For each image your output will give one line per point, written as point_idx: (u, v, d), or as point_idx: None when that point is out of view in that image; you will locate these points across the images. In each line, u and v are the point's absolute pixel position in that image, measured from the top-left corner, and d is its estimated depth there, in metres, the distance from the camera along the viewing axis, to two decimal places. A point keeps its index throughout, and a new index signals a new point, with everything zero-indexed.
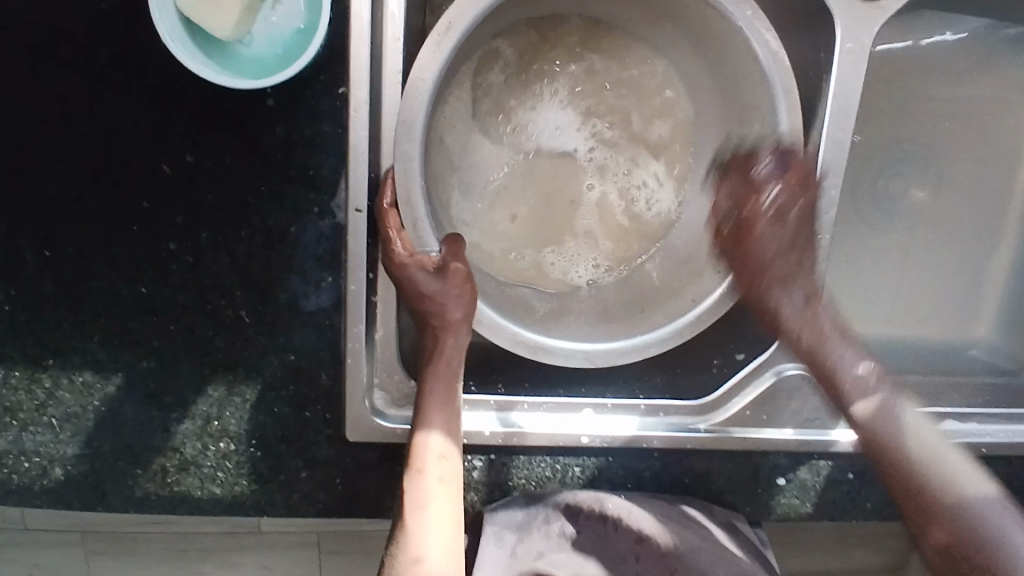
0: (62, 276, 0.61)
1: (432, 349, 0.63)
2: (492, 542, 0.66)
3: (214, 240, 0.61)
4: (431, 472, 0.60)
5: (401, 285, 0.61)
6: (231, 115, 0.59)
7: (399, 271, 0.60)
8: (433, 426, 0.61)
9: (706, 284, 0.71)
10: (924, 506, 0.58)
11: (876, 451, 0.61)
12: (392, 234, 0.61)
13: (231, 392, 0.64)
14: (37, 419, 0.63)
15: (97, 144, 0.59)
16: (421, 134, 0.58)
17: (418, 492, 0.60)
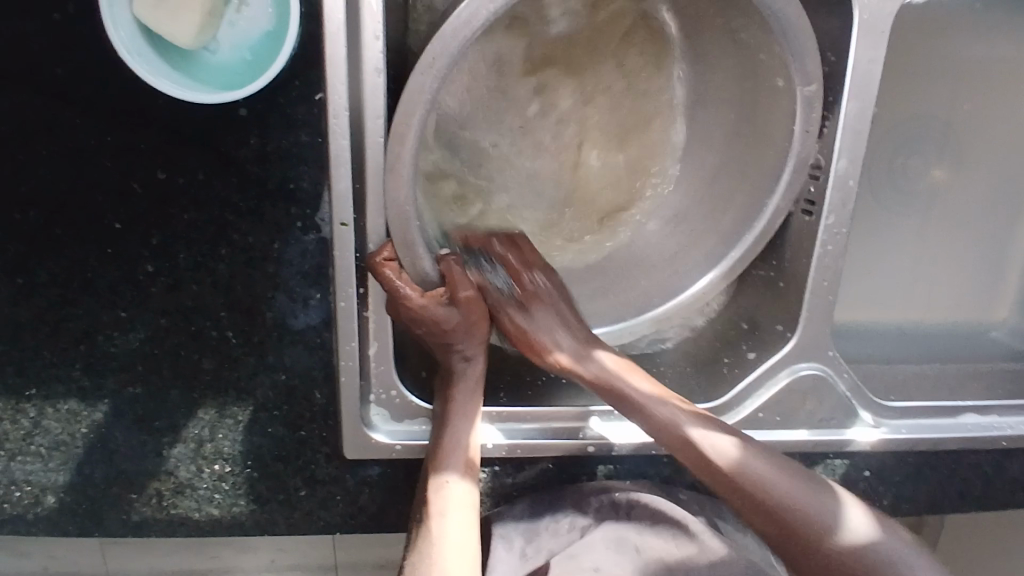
0: (37, 303, 0.59)
1: (450, 380, 0.62)
2: (501, 546, 0.65)
3: (193, 261, 0.58)
4: (451, 497, 0.58)
5: (418, 324, 0.59)
6: (202, 127, 0.55)
7: (418, 316, 0.58)
8: (452, 458, 0.60)
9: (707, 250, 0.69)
10: (800, 533, 0.56)
11: (748, 497, 0.58)
12: (401, 291, 0.57)
13: (222, 415, 0.62)
14: (26, 448, 0.62)
15: (63, 164, 0.55)
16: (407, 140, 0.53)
17: (439, 516, 0.58)
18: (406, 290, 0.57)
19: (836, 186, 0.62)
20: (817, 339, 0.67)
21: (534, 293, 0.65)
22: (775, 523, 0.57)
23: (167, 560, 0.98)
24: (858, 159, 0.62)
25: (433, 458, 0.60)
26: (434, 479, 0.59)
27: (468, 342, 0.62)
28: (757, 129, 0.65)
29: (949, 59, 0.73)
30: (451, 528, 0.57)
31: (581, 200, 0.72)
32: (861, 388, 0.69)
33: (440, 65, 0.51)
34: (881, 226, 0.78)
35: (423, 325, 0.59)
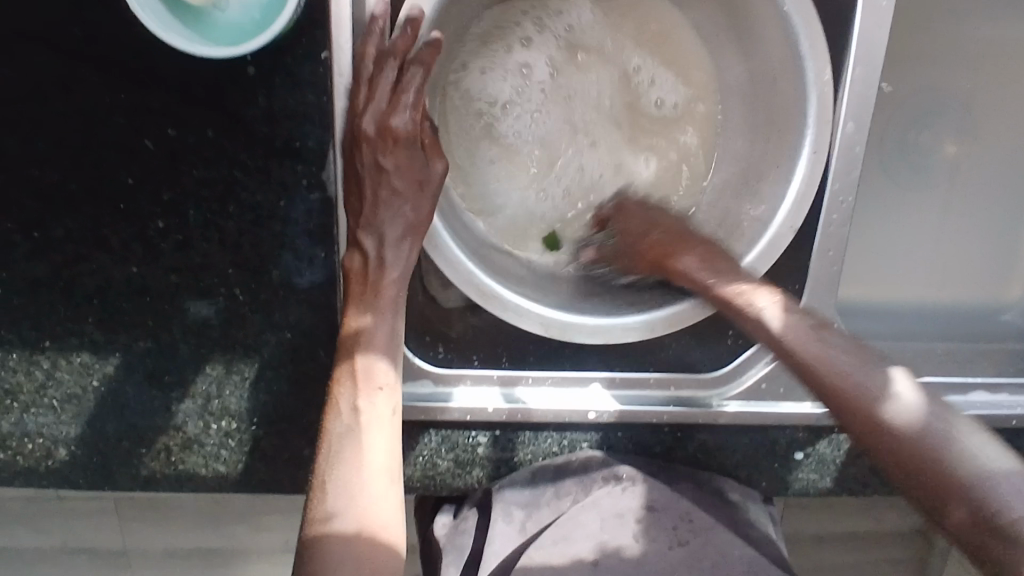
0: (52, 258, 0.61)
1: (379, 213, 0.59)
2: (501, 519, 0.66)
3: (202, 218, 0.59)
4: (378, 403, 0.58)
5: (387, 143, 0.58)
6: (210, 86, 0.56)
7: (389, 134, 0.58)
8: (379, 308, 0.60)
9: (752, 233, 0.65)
10: (943, 489, 0.48)
11: (900, 450, 0.50)
12: (404, 94, 0.57)
13: (229, 371, 0.63)
14: (39, 400, 0.64)
15: (76, 122, 0.57)
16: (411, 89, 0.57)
17: (368, 431, 0.56)
18: (406, 108, 0.58)
19: (841, 154, 0.62)
20: (824, 310, 0.66)
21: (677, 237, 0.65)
22: (847, 414, 0.53)
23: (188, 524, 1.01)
24: (864, 126, 0.61)
25: (366, 299, 0.59)
26: (364, 366, 0.58)
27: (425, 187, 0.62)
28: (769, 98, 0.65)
29: (953, 33, 0.74)
30: (381, 447, 0.57)
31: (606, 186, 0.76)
32: None
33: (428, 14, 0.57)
34: (889, 201, 0.78)
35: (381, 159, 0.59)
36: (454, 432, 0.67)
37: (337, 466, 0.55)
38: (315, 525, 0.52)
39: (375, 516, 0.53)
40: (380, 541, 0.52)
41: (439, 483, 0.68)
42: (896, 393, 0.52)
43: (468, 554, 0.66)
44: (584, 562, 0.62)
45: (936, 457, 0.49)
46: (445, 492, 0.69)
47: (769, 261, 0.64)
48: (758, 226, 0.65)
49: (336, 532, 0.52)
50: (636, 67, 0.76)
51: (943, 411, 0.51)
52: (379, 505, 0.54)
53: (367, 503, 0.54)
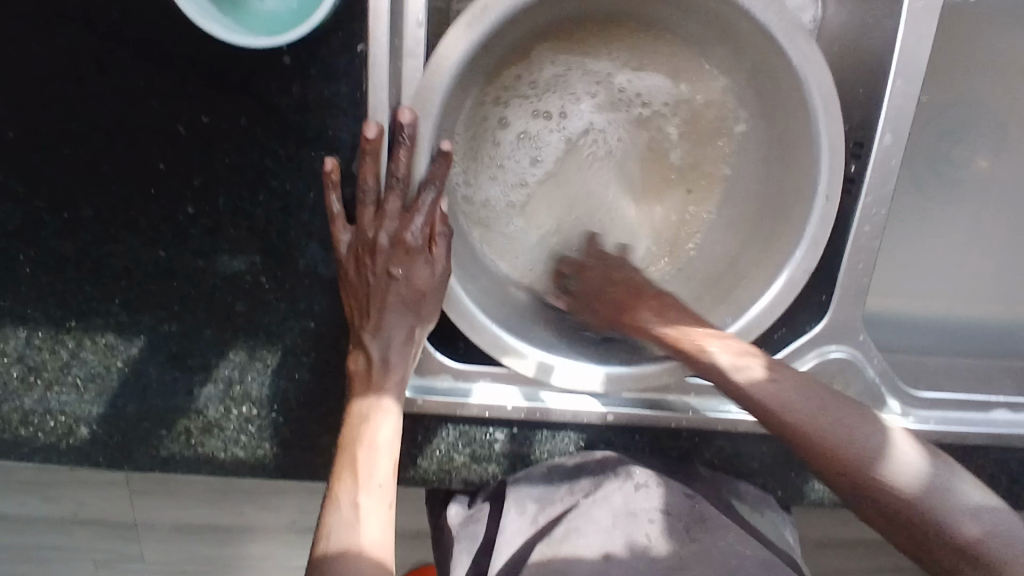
0: (81, 238, 0.61)
1: (384, 318, 0.59)
2: (513, 511, 0.66)
3: (232, 205, 0.59)
4: (380, 460, 0.57)
5: (399, 254, 0.59)
6: (244, 74, 0.56)
7: (401, 245, 0.59)
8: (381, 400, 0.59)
9: (783, 248, 0.65)
10: (923, 538, 0.48)
11: (879, 502, 0.50)
12: (416, 213, 0.58)
13: (252, 357, 0.64)
14: (63, 378, 0.64)
15: (110, 104, 0.57)
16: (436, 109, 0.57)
17: (369, 484, 0.56)
18: (417, 219, 0.59)
19: (876, 166, 0.61)
20: (850, 321, 0.65)
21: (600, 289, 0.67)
22: (848, 476, 0.51)
23: (205, 496, 1.05)
24: (901, 139, 0.60)
25: (367, 392, 0.59)
26: (366, 427, 0.58)
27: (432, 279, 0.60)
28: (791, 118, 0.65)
29: (995, 47, 0.72)
30: (380, 499, 0.56)
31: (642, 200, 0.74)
32: (889, 376, 0.68)
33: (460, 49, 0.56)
34: (920, 214, 0.77)
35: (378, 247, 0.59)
36: (471, 428, 0.67)
37: (344, 521, 0.54)
38: (320, 571, 0.50)
39: (381, 562, 0.51)
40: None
41: (455, 477, 0.68)
42: (892, 459, 0.50)
43: (479, 542, 0.67)
44: (596, 558, 0.60)
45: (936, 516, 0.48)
46: (461, 486, 0.69)
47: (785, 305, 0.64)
48: (790, 238, 0.65)
49: (347, 570, 0.50)
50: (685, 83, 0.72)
51: (898, 443, 0.52)
52: (385, 550, 0.53)
53: (372, 547, 0.52)
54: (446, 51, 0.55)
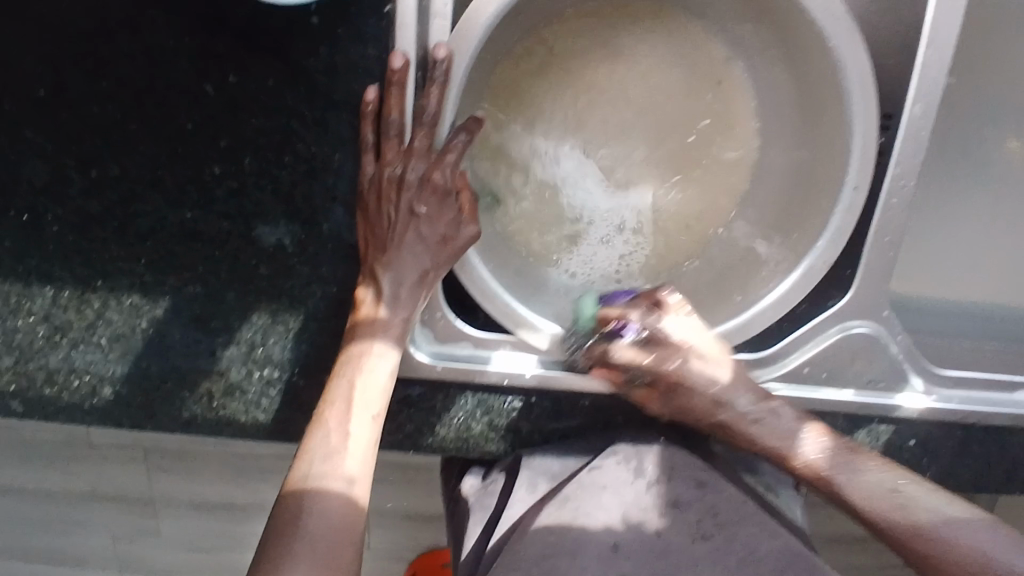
0: (107, 198, 0.61)
1: (399, 254, 0.60)
2: (523, 488, 0.66)
3: (257, 167, 0.60)
4: (372, 395, 0.58)
5: (425, 193, 0.60)
6: (272, 33, 0.56)
7: (429, 184, 0.59)
8: (386, 333, 0.59)
9: (812, 228, 0.65)
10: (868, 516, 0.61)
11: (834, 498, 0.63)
12: (449, 155, 0.59)
13: (274, 321, 0.64)
14: (88, 338, 0.65)
15: (138, 63, 0.57)
16: (461, 78, 0.57)
17: (357, 419, 0.57)
18: (448, 159, 0.59)
19: (906, 138, 0.60)
20: (874, 297, 0.65)
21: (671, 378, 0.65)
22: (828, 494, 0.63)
23: (221, 474, 1.06)
24: (932, 109, 0.60)
25: (374, 325, 0.59)
26: (364, 361, 0.58)
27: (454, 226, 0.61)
28: (817, 105, 0.64)
29: None
30: (368, 435, 0.56)
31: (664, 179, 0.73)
32: (913, 352, 0.67)
33: (489, 18, 0.56)
34: (947, 195, 0.75)
35: (403, 183, 0.59)
36: (489, 396, 0.67)
37: (330, 448, 0.54)
38: (301, 491, 0.52)
39: (357, 494, 0.53)
40: (360, 517, 0.52)
41: (472, 445, 0.69)
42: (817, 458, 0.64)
43: (490, 515, 0.67)
44: (605, 544, 0.62)
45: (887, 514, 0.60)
46: (479, 455, 0.69)
47: (804, 290, 0.65)
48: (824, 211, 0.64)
49: (325, 498, 0.51)
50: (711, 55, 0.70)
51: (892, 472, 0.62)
52: (362, 483, 0.54)
53: (351, 479, 0.53)
54: (476, 11, 0.56)
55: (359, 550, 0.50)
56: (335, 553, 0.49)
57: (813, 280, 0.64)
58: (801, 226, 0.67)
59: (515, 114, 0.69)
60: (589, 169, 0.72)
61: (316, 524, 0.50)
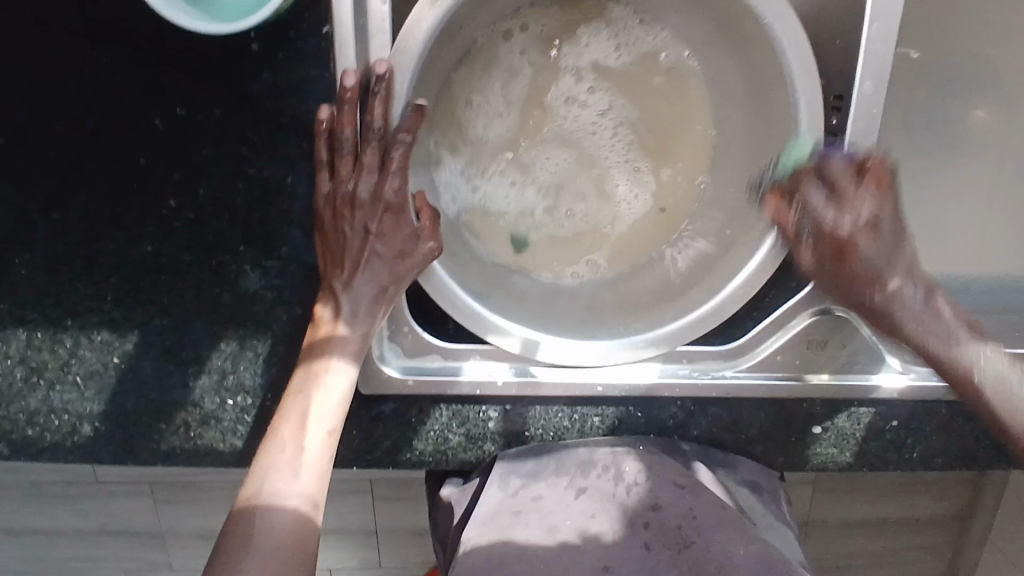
0: (68, 237, 0.62)
1: (356, 274, 0.60)
2: (495, 484, 0.66)
3: (212, 195, 0.60)
4: (326, 412, 0.58)
5: (378, 212, 0.60)
6: (216, 63, 0.57)
7: (381, 201, 0.59)
8: (343, 350, 0.60)
9: (770, 208, 0.65)
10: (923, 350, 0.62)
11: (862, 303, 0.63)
12: (396, 174, 0.59)
13: (243, 347, 0.64)
14: (63, 377, 0.66)
15: (88, 104, 0.58)
16: (405, 95, 0.57)
17: (310, 435, 0.57)
18: (395, 179, 0.59)
19: (858, 117, 0.60)
20: None
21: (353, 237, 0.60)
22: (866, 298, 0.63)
23: (227, 504, 1.06)
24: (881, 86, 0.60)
25: (332, 341, 0.60)
26: (318, 380, 0.59)
27: (406, 244, 0.61)
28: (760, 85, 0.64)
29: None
30: (321, 451, 0.57)
31: (623, 173, 0.73)
32: (887, 332, 0.67)
33: (428, 37, 0.56)
34: (913, 170, 0.75)
35: (353, 200, 0.59)
36: (464, 407, 0.67)
37: (281, 466, 0.54)
38: (253, 504, 0.52)
39: (310, 508, 0.53)
40: (313, 530, 0.52)
41: (451, 457, 0.68)
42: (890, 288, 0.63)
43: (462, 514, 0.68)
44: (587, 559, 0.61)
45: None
46: (457, 466, 0.69)
47: (767, 274, 0.65)
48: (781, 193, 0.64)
49: (276, 511, 0.52)
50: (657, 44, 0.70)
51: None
52: (315, 498, 0.54)
53: (304, 494, 0.54)
54: (412, 29, 0.56)
55: (310, 561, 0.50)
56: (287, 560, 0.49)
57: (777, 260, 0.64)
58: (754, 211, 0.67)
59: (471, 120, 0.69)
60: (547, 170, 0.72)
61: (266, 536, 0.50)
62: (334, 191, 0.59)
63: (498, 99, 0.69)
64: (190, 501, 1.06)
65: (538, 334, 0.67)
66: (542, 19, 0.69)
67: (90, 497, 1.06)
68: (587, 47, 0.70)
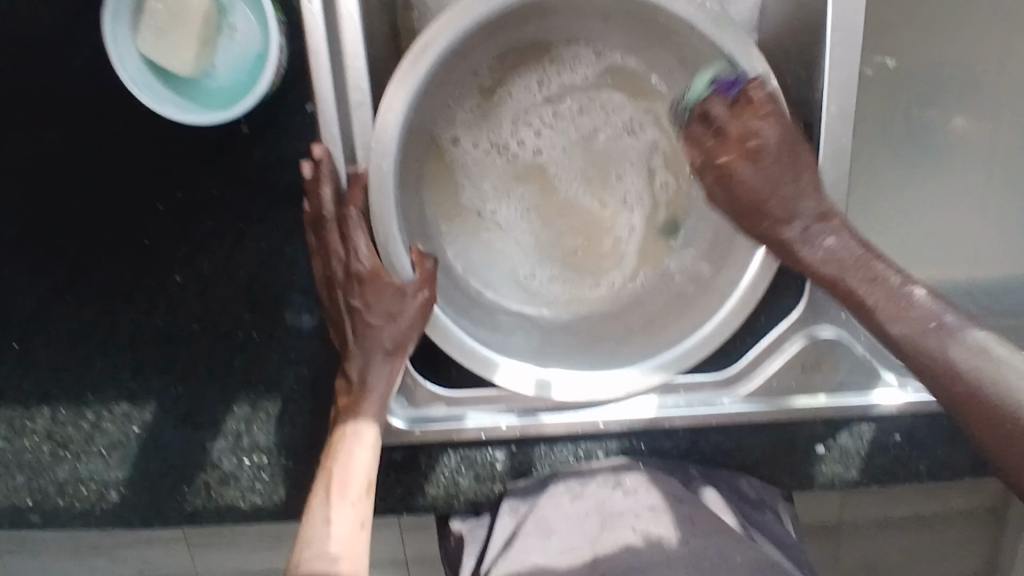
0: (84, 318, 0.66)
1: (357, 343, 0.62)
2: (505, 513, 0.68)
3: (215, 268, 0.64)
4: (352, 480, 0.60)
5: (355, 284, 0.61)
6: (211, 147, 0.61)
7: (356, 274, 0.61)
8: (357, 416, 0.62)
9: (755, 233, 0.66)
10: (980, 414, 0.52)
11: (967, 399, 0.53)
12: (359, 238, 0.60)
13: (256, 408, 0.67)
14: (88, 449, 0.68)
15: (96, 194, 0.63)
16: (395, 149, 0.59)
17: (339, 505, 0.59)
18: (360, 246, 0.60)
19: (828, 145, 0.61)
20: (827, 301, 0.66)
21: (342, 303, 0.62)
22: (928, 369, 0.56)
23: (262, 545, 1.08)
24: (848, 112, 0.61)
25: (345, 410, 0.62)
26: (342, 447, 0.61)
27: (388, 304, 0.61)
28: None
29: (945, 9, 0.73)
30: (352, 516, 0.59)
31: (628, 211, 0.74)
32: (880, 349, 0.67)
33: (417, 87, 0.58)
34: (901, 182, 0.76)
35: (339, 275, 0.61)
36: (472, 451, 0.69)
37: (316, 541, 0.57)
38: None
39: (351, 568, 0.56)
40: None
41: (461, 501, 0.70)
42: (938, 341, 0.56)
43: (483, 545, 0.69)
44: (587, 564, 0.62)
45: (996, 381, 0.52)
46: (468, 505, 0.71)
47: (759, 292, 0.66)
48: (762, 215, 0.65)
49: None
50: (618, 79, 0.73)
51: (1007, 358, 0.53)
52: (351, 558, 0.56)
53: (342, 559, 0.56)
54: (396, 90, 0.58)
55: None
56: None
57: (767, 279, 0.66)
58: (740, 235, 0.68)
59: (459, 180, 0.72)
60: (550, 208, 0.74)
61: None
62: (325, 277, 0.62)
63: (481, 162, 0.73)
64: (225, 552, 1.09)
65: (550, 372, 0.68)
66: (497, 80, 0.72)
67: (129, 545, 1.10)
68: (544, 95, 0.72)
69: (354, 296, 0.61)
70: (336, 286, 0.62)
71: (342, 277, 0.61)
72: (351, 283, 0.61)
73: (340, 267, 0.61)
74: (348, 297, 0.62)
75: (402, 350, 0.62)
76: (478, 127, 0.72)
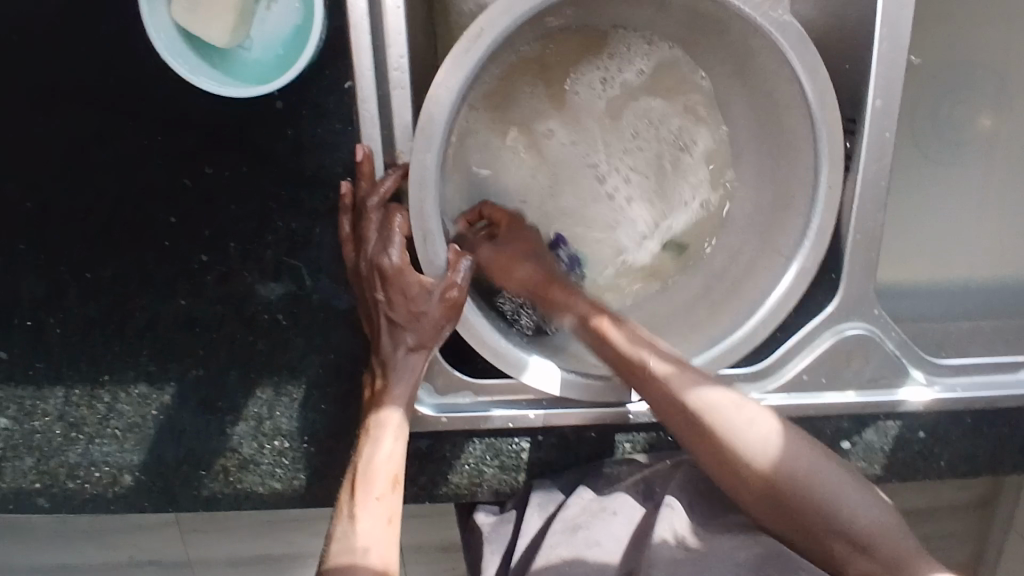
0: (102, 296, 0.63)
1: (388, 335, 0.61)
2: (534, 511, 0.67)
3: (242, 249, 0.62)
4: (379, 477, 0.59)
5: (379, 279, 0.59)
6: (240, 123, 0.59)
7: (382, 268, 0.59)
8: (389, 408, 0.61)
9: (793, 225, 0.65)
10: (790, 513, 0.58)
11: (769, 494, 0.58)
12: (394, 231, 0.58)
13: (278, 393, 0.65)
14: (102, 431, 0.66)
15: (117, 169, 0.60)
16: (440, 139, 0.57)
17: (367, 501, 0.58)
18: (392, 242, 0.58)
19: (871, 141, 0.61)
20: (864, 299, 0.65)
21: (373, 294, 0.60)
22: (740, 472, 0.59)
23: (260, 530, 1.07)
24: (892, 107, 0.60)
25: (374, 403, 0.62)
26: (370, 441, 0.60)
27: (417, 299, 0.60)
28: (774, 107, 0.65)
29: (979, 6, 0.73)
30: (380, 513, 0.58)
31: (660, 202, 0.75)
32: (909, 345, 0.67)
33: (463, 78, 0.56)
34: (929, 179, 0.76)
35: (366, 269, 0.59)
36: (496, 440, 0.68)
37: (346, 538, 0.57)
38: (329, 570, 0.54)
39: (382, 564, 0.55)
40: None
41: (485, 490, 0.70)
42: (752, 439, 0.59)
43: (506, 545, 0.68)
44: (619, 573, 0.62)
45: (813, 482, 0.58)
46: (490, 494, 0.70)
47: (801, 288, 0.64)
48: (800, 212, 0.64)
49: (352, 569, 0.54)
50: (663, 73, 0.73)
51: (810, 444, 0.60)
52: (384, 554, 0.56)
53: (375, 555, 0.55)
54: (443, 79, 0.56)
55: None
56: None
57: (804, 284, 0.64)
58: (772, 231, 0.68)
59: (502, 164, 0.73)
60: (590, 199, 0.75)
61: None
62: (356, 268, 0.61)
63: (523, 148, 0.73)
64: (221, 536, 1.07)
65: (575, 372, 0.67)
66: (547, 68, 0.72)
67: (121, 530, 1.07)
68: (595, 87, 0.73)
69: (381, 292, 0.60)
70: (364, 279, 0.60)
71: (370, 270, 0.59)
72: (377, 277, 0.59)
73: (368, 262, 0.59)
74: (375, 291, 0.60)
75: (434, 341, 0.62)
76: (529, 116, 0.73)
